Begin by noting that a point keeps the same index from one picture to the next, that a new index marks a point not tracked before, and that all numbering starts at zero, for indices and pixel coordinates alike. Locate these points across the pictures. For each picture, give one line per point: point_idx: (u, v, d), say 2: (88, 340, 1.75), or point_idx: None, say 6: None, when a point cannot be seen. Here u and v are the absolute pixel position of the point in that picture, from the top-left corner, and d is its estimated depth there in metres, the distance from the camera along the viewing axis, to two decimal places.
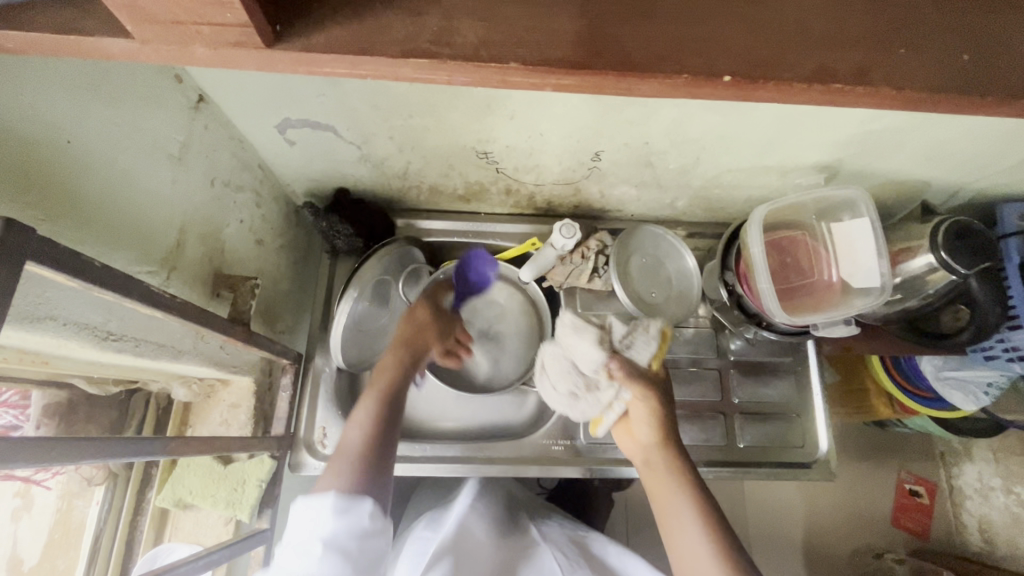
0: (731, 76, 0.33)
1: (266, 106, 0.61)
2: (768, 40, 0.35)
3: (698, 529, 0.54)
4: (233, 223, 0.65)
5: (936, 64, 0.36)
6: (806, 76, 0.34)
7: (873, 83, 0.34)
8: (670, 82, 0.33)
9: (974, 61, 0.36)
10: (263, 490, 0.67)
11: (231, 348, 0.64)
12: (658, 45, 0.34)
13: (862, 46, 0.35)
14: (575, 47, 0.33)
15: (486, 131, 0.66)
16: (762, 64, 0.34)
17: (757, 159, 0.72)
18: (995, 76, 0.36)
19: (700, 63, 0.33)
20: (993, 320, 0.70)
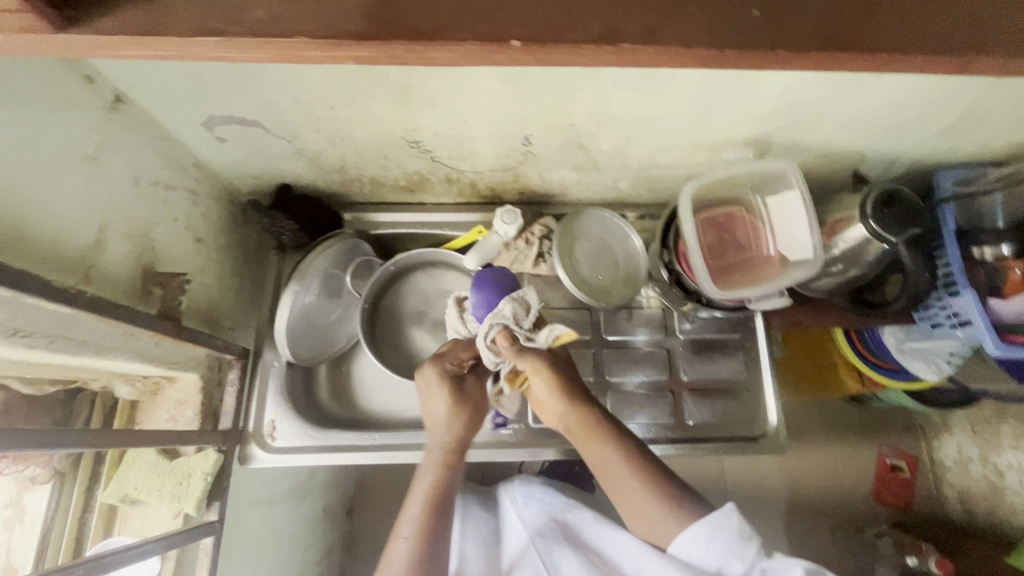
0: (517, 41, 0.35)
1: (189, 104, 0.62)
2: (552, 8, 0.36)
3: (637, 480, 0.67)
4: (166, 221, 0.66)
5: (727, 19, 0.37)
6: (592, 37, 0.35)
7: (662, 43, 0.36)
8: (462, 48, 0.35)
9: (760, 16, 0.37)
10: (208, 483, 0.68)
11: (168, 344, 0.65)
12: (442, 15, 0.35)
13: (644, 12, 0.36)
14: (363, 21, 0.35)
15: (411, 119, 0.67)
16: (546, 27, 0.35)
17: (687, 136, 0.72)
18: (791, 24, 0.37)
19: (483, 29, 0.35)
20: (923, 286, 0.71)
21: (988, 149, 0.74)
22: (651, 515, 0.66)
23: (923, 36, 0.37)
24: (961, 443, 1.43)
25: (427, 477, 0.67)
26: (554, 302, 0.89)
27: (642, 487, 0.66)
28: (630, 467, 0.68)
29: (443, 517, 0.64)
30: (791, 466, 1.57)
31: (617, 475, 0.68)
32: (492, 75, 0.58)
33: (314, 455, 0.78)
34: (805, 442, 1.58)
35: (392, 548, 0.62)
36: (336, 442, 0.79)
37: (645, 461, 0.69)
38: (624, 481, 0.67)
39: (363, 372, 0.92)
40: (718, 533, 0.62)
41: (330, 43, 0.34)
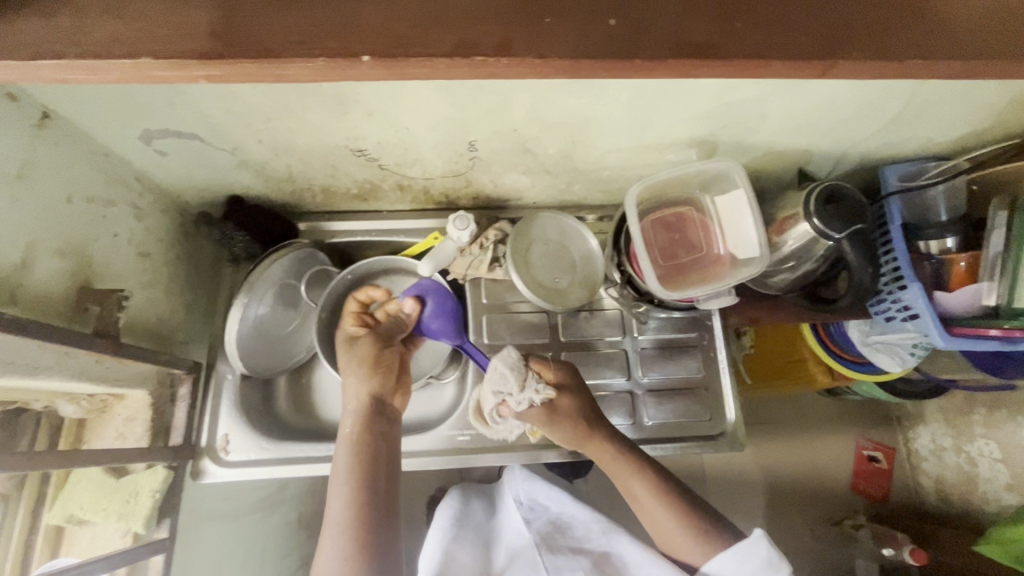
0: (370, 57, 0.36)
1: (122, 118, 0.61)
2: (409, 21, 0.37)
3: (665, 510, 0.70)
4: (105, 237, 0.65)
5: (584, 29, 0.37)
6: (447, 51, 0.36)
7: (522, 51, 0.36)
8: (313, 64, 0.36)
9: (619, 25, 0.38)
10: (157, 500, 0.68)
11: (109, 362, 0.64)
12: (288, 35, 0.36)
13: (501, 21, 0.37)
14: (211, 40, 0.36)
15: (351, 128, 0.66)
16: (396, 40, 0.37)
17: (631, 138, 0.72)
18: (648, 28, 0.38)
19: (338, 46, 0.36)
20: (867, 282, 0.71)
21: (931, 144, 0.75)
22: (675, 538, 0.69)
23: (804, 41, 0.39)
24: (935, 433, 1.44)
25: (345, 444, 0.66)
26: (511, 306, 0.89)
27: (666, 512, 0.69)
28: (654, 500, 0.70)
29: (369, 479, 0.64)
30: (770, 461, 1.57)
31: (642, 502, 0.71)
32: (425, 83, 0.58)
33: (268, 468, 0.77)
34: (784, 437, 1.58)
35: (326, 522, 0.63)
36: (290, 454, 0.78)
37: (670, 491, 0.71)
38: (653, 513, 0.70)
39: (323, 382, 0.91)
40: (747, 561, 0.65)
41: (175, 62, 0.35)
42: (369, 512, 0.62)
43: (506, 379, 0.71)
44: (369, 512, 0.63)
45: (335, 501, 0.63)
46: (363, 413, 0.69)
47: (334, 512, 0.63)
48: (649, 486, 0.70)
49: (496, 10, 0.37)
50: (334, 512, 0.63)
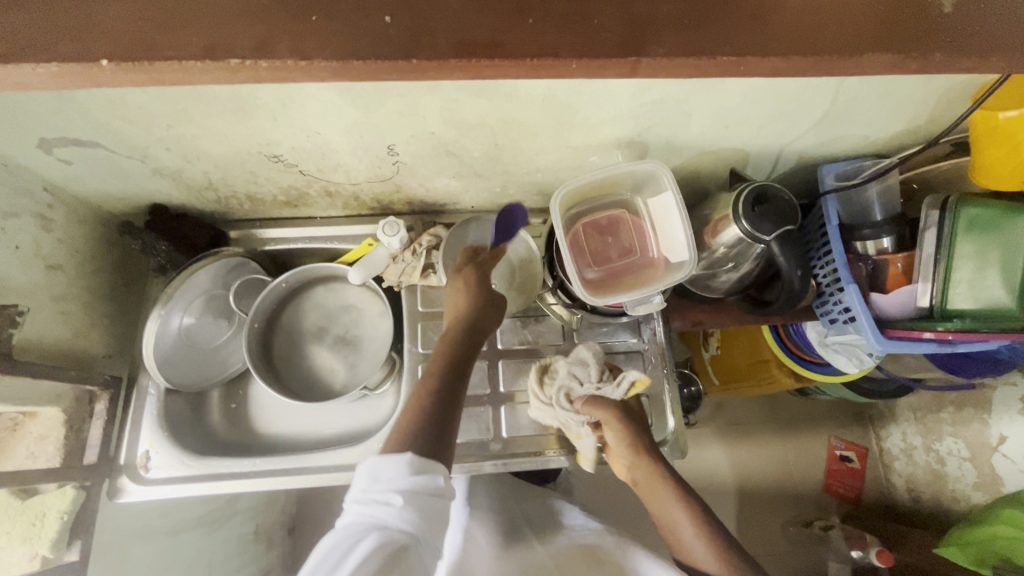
0: (104, 60, 0.37)
1: (13, 127, 0.59)
2: (152, 25, 0.38)
3: (693, 533, 0.68)
4: (2, 250, 0.63)
5: (356, 33, 0.39)
6: (195, 53, 0.37)
7: (273, 55, 0.38)
8: (38, 72, 0.37)
9: (388, 22, 0.39)
10: (64, 522, 0.66)
11: (9, 379, 0.62)
12: (19, 37, 0.37)
13: (261, 24, 0.38)
14: None
15: (260, 133, 0.64)
16: (140, 43, 0.38)
17: (556, 139, 0.70)
18: (432, 25, 0.39)
19: (75, 49, 0.37)
20: (797, 284, 0.69)
21: (867, 141, 0.73)
22: (698, 558, 0.67)
23: (610, 41, 0.40)
24: (906, 432, 1.42)
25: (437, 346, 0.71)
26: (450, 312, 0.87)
27: (696, 538, 0.67)
28: (686, 520, 0.68)
29: (450, 377, 0.67)
30: (745, 462, 1.55)
31: (674, 526, 0.70)
32: (321, 85, 0.56)
33: (190, 485, 0.74)
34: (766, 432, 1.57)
35: (401, 413, 0.64)
36: (215, 469, 0.76)
37: (701, 512, 0.69)
38: (681, 533, 0.69)
39: (258, 394, 0.89)
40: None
41: None
42: (440, 396, 0.64)
43: (589, 367, 0.78)
44: (442, 398, 0.65)
45: (415, 391, 0.66)
46: (460, 326, 0.72)
47: (416, 396, 0.65)
48: (680, 509, 0.70)
49: (239, 10, 0.39)
50: (416, 396, 0.65)
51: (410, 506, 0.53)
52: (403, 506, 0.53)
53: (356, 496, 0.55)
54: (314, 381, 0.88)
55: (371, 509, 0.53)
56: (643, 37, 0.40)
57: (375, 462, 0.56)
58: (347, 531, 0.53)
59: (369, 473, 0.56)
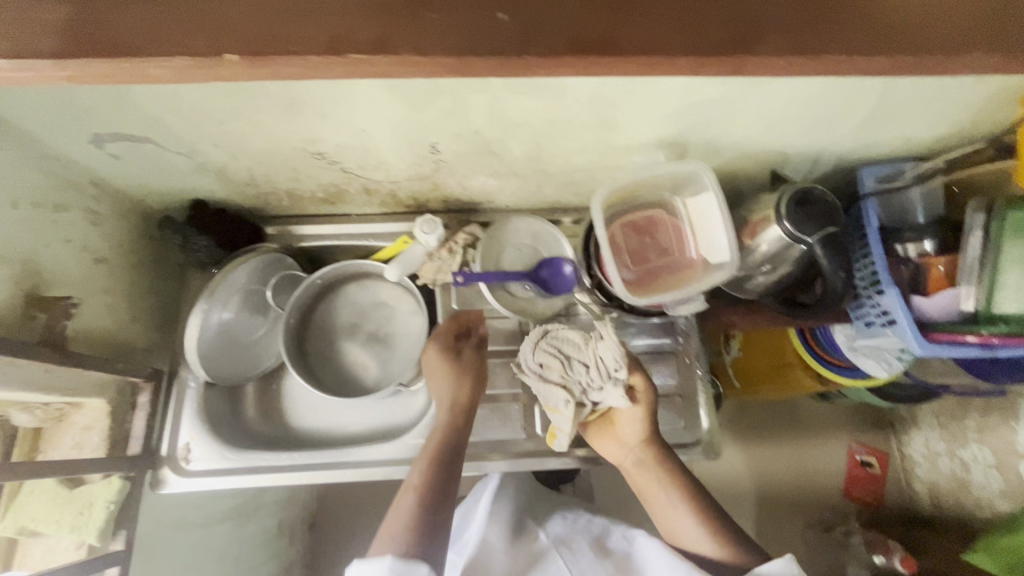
0: (233, 55, 0.39)
1: (68, 121, 0.59)
2: (282, 17, 0.40)
3: (689, 515, 0.72)
4: (55, 243, 0.64)
5: (467, 31, 0.41)
6: (319, 51, 0.39)
7: (390, 49, 0.40)
8: (171, 65, 0.39)
9: (504, 19, 0.41)
10: (112, 511, 0.67)
11: (60, 370, 0.63)
12: (157, 33, 0.39)
13: (381, 20, 0.40)
14: (62, 39, 0.40)
15: (307, 130, 0.65)
16: (276, 39, 0.40)
17: (597, 139, 0.71)
18: (532, 27, 0.41)
19: (201, 45, 0.39)
20: (841, 287, 0.68)
21: (910, 144, 0.72)
22: (696, 544, 0.71)
23: (691, 50, 0.41)
24: (929, 438, 1.39)
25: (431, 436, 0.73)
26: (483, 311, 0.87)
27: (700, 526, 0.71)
28: (684, 504, 0.72)
29: (446, 462, 0.69)
30: (764, 465, 1.54)
31: (677, 512, 0.72)
32: (372, 83, 0.56)
33: (231, 477, 0.75)
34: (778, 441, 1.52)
35: (396, 508, 0.66)
36: (254, 463, 0.77)
37: (699, 497, 0.73)
38: (676, 514, 0.73)
39: (292, 389, 0.89)
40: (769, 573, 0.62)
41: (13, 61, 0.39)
42: (435, 489, 0.66)
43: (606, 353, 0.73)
44: (436, 490, 0.67)
45: (412, 481, 0.68)
46: (455, 409, 0.74)
47: (411, 486, 0.67)
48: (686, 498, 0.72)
49: (346, 15, 0.40)
50: (406, 496, 0.66)
51: None
52: None
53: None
54: (347, 377, 0.89)
55: None
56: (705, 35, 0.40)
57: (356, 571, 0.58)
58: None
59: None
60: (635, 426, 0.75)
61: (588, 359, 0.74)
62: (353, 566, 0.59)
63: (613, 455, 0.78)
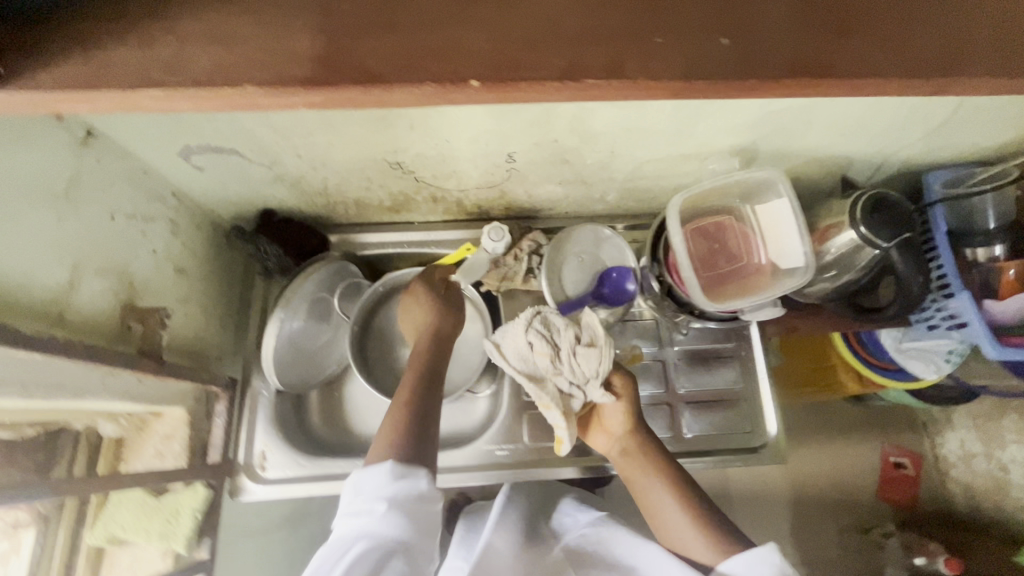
0: (476, 82, 0.35)
1: (162, 135, 0.60)
2: (514, 39, 0.37)
3: (679, 511, 0.65)
4: (144, 254, 0.65)
5: (697, 50, 0.38)
6: (556, 74, 0.36)
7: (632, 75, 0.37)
8: (413, 91, 0.36)
9: (731, 43, 0.38)
10: (198, 521, 0.68)
11: (151, 380, 0.63)
12: (393, 60, 0.36)
13: (612, 42, 0.37)
14: (315, 67, 0.35)
15: (391, 141, 0.65)
16: (510, 66, 0.36)
17: (671, 147, 0.71)
18: (756, 55, 0.38)
19: (444, 71, 0.36)
20: (917, 290, 0.70)
21: (977, 149, 0.73)
22: (682, 536, 0.64)
23: (868, 59, 0.39)
24: (964, 438, 1.35)
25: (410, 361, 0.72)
26: None
27: (685, 515, 0.64)
28: (673, 498, 0.66)
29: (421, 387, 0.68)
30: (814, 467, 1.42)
31: (662, 502, 0.66)
32: None
33: (305, 485, 0.76)
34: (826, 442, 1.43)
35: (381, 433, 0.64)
36: (329, 470, 0.77)
37: (691, 493, 0.66)
38: (666, 511, 0.66)
39: (354, 395, 0.90)
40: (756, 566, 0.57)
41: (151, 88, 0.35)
42: (416, 410, 0.65)
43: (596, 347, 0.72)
44: (423, 403, 0.66)
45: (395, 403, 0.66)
46: (435, 333, 0.75)
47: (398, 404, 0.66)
48: (670, 486, 0.66)
49: (540, 38, 0.37)
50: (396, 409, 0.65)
51: (394, 514, 0.56)
52: (384, 514, 0.55)
53: (343, 509, 0.58)
54: None
55: (355, 525, 0.56)
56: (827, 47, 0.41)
57: (354, 480, 0.59)
58: (339, 539, 0.56)
59: (356, 485, 0.58)
60: (618, 416, 0.72)
61: (565, 349, 0.72)
62: (351, 477, 0.60)
63: (601, 449, 0.74)
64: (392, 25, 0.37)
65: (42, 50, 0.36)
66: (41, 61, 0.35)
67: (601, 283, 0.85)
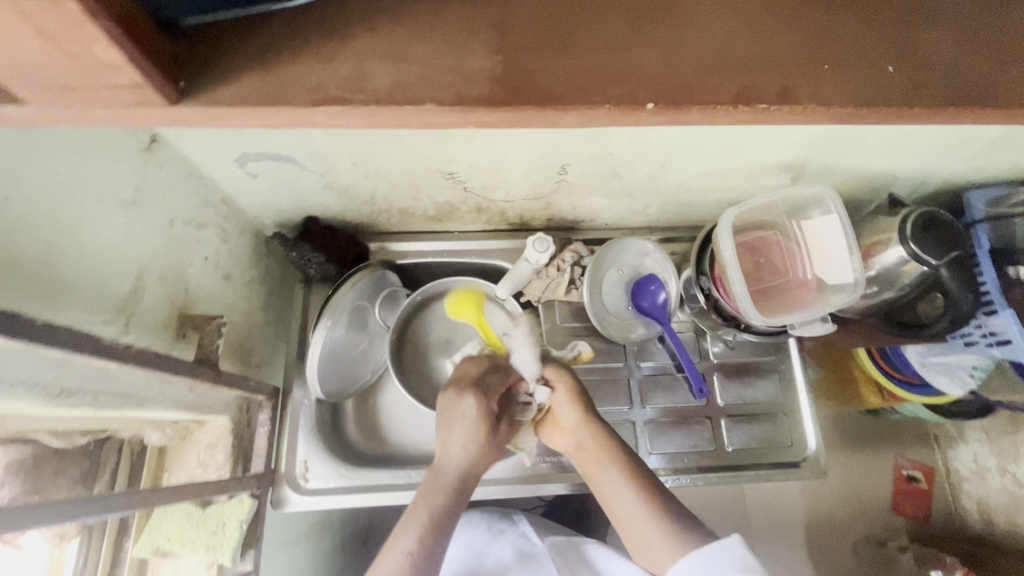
0: (654, 104, 0.38)
1: (222, 142, 0.59)
2: (690, 62, 0.39)
3: (635, 499, 0.63)
4: (196, 261, 0.64)
5: (841, 81, 0.40)
6: (730, 99, 0.38)
7: (794, 97, 0.39)
8: (591, 113, 0.38)
9: (885, 75, 0.41)
10: (244, 531, 0.66)
11: (203, 389, 0.62)
12: (575, 80, 0.38)
13: (785, 68, 0.40)
14: (494, 84, 0.38)
15: (449, 152, 0.65)
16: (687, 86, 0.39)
17: (722, 163, 0.72)
18: (854, 87, 0.40)
19: (624, 91, 0.38)
20: (966, 306, 0.71)
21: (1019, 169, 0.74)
22: (644, 526, 0.61)
23: (957, 95, 0.41)
24: (977, 451, 1.22)
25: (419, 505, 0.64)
26: (584, 329, 0.88)
27: (646, 506, 0.62)
28: (629, 492, 0.64)
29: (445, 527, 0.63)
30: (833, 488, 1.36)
31: (621, 496, 0.64)
32: None
33: (350, 496, 0.76)
34: (850, 457, 1.37)
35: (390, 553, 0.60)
36: (371, 481, 0.77)
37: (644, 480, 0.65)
38: (623, 505, 0.64)
39: (390, 405, 0.89)
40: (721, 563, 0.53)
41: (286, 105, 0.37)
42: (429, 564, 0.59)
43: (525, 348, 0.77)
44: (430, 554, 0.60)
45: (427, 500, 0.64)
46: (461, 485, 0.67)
47: (408, 549, 0.60)
48: (626, 478, 0.65)
49: (675, 70, 0.39)
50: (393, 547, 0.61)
51: None
52: None
53: None
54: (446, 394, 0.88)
55: None
56: (903, 59, 0.41)
57: None
58: None
59: None
60: (569, 411, 0.73)
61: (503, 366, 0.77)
62: None
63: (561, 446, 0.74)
64: (567, 49, 0.39)
65: (210, 71, 0.38)
66: (218, 80, 0.37)
67: (637, 296, 0.85)
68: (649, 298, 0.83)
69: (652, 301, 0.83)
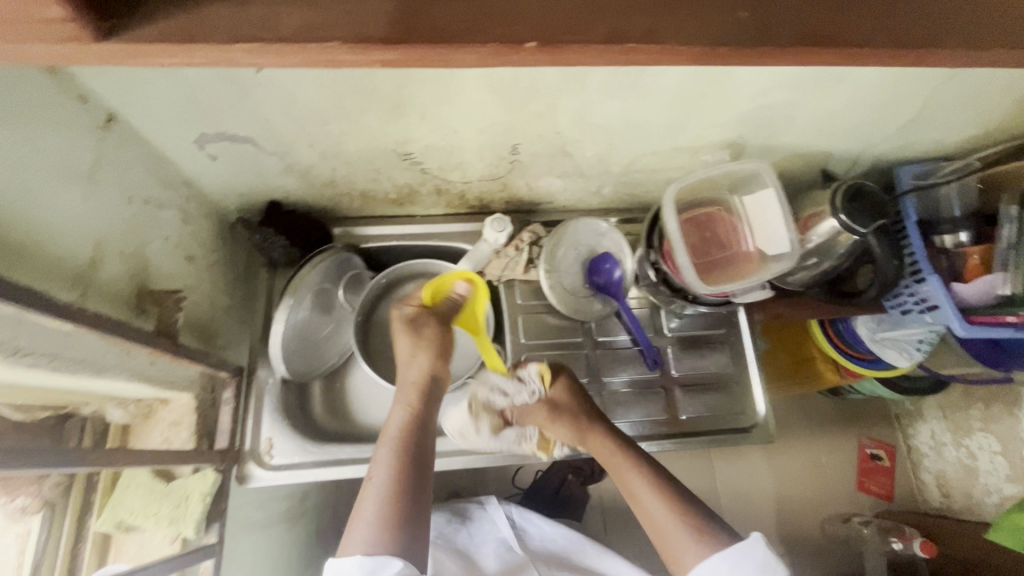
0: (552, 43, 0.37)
1: (180, 122, 0.62)
2: None
3: (661, 507, 0.64)
4: (158, 239, 0.66)
5: None
6: None
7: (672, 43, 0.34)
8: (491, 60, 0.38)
9: None
10: (207, 504, 0.68)
11: (164, 362, 0.64)
12: None
13: None
14: None
15: (402, 131, 0.68)
16: None
17: (666, 142, 0.76)
18: None
19: None
20: (892, 274, 0.77)
21: (941, 145, 0.80)
22: (674, 541, 0.62)
23: None
24: (934, 429, 1.28)
25: (395, 416, 0.69)
26: (546, 306, 0.91)
27: (672, 513, 0.63)
28: (655, 500, 0.65)
29: (415, 458, 0.64)
30: (801, 467, 1.38)
31: (656, 521, 0.64)
32: (481, 82, 0.60)
33: (314, 470, 0.78)
34: (818, 438, 1.40)
35: (367, 487, 0.62)
36: (335, 456, 0.79)
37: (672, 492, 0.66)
38: (649, 507, 0.65)
39: (358, 385, 0.91)
40: (742, 565, 0.58)
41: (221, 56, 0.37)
42: (403, 495, 0.61)
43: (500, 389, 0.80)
44: (415, 454, 0.65)
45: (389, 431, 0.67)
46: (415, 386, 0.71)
47: (375, 481, 0.62)
48: (655, 490, 0.66)
49: None
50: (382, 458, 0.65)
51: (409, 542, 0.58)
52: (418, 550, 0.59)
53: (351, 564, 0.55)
54: None
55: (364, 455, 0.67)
56: None
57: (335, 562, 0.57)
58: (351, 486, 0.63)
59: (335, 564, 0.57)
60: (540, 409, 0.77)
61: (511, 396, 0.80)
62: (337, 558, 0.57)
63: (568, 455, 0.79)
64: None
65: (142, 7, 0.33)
66: None
67: (593, 273, 0.88)
68: (602, 276, 0.87)
69: (606, 279, 0.87)
